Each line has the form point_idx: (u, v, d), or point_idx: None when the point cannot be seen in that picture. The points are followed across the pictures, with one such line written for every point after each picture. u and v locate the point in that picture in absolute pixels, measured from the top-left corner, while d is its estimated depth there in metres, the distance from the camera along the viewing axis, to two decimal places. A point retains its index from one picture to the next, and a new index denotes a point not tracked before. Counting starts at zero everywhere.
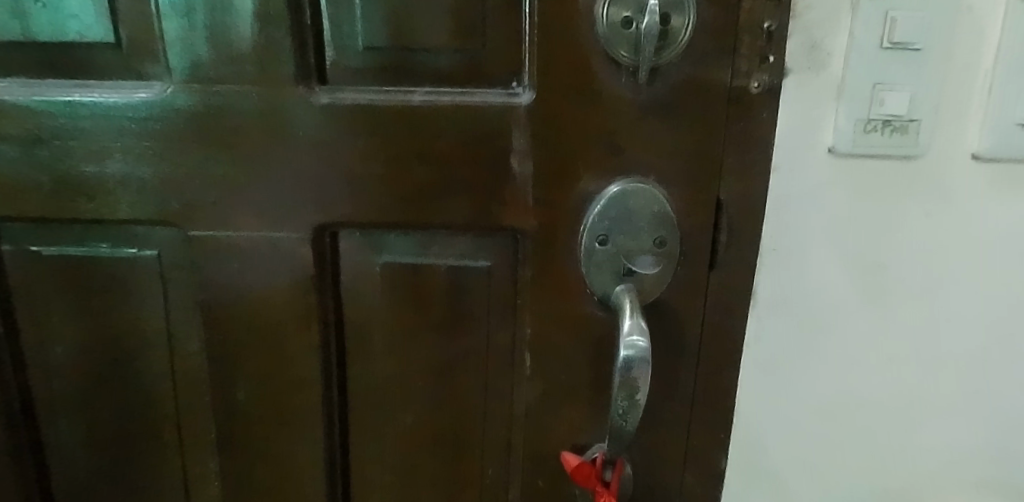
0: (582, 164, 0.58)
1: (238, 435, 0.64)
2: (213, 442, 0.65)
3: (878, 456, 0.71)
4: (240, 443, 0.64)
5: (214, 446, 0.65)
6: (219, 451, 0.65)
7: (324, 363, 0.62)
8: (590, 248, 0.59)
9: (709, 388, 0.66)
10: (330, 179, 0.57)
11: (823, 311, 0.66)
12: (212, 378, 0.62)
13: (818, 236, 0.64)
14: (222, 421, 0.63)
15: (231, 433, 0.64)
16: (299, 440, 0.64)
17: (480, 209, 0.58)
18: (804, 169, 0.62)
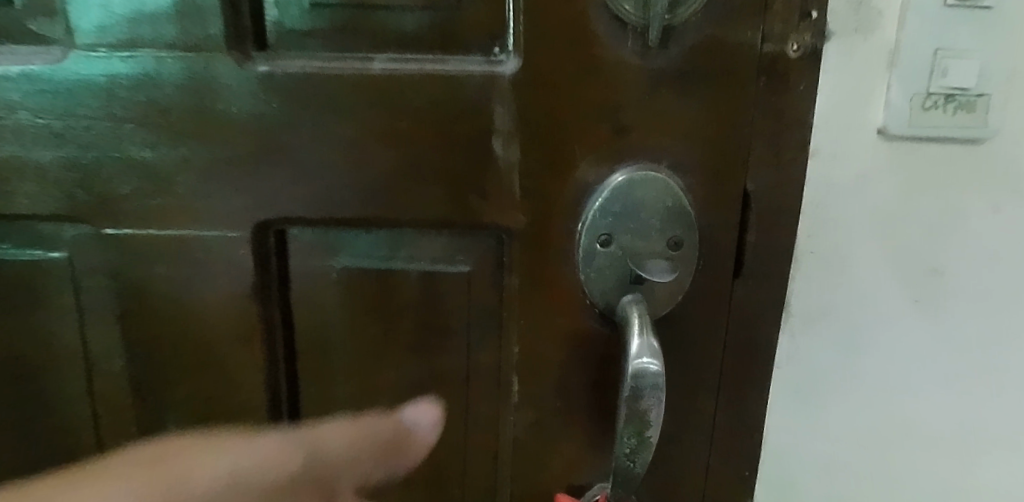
0: (580, 147, 0.47)
1: (171, 471, 0.54)
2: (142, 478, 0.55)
3: (931, 495, 0.60)
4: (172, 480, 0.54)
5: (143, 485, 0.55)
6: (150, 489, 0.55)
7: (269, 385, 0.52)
8: (591, 250, 0.49)
9: (731, 417, 0.56)
10: (272, 166, 0.47)
11: (869, 325, 0.55)
12: (139, 403, 0.53)
13: (864, 236, 0.53)
14: (153, 453, 0.54)
15: (162, 468, 0.54)
16: (242, 476, 0.54)
17: (456, 203, 0.48)
18: (847, 154, 0.51)
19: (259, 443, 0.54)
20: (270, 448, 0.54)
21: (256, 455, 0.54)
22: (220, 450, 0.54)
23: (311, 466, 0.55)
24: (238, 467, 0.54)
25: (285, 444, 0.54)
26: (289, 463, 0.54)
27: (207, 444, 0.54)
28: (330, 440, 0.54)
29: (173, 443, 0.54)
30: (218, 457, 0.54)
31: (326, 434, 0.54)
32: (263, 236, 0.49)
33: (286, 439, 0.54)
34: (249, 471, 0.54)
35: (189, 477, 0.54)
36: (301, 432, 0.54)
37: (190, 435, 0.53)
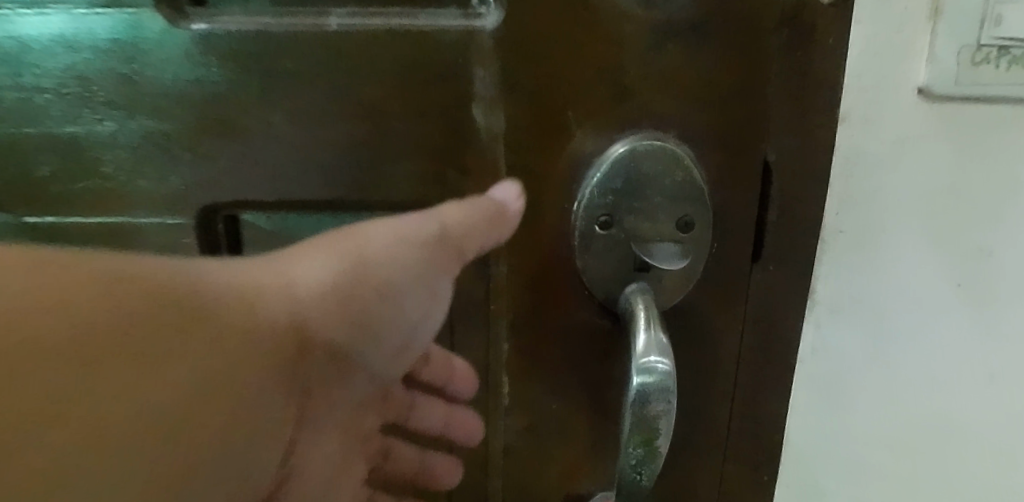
0: (574, 114, 0.41)
1: None
2: None
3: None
4: None
5: None
6: None
7: None
8: (588, 233, 0.42)
9: (748, 417, 0.50)
10: (217, 142, 0.41)
11: (905, 313, 0.49)
12: None
13: (898, 212, 0.46)
14: None
15: None
16: None
17: (432, 182, 0.42)
18: (882, 118, 0.44)
19: (373, 232, 0.38)
20: (317, 267, 0.35)
21: (323, 270, 0.36)
22: (233, 290, 0.31)
23: (343, 298, 0.36)
24: (278, 286, 0.33)
25: (392, 233, 0.38)
26: (338, 296, 0.36)
27: (246, 294, 0.31)
28: (411, 251, 0.38)
29: (194, 267, 0.30)
30: (237, 310, 0.30)
31: (411, 234, 0.38)
32: (209, 221, 0.43)
33: (390, 228, 0.38)
34: (300, 276, 0.34)
35: (263, 289, 0.32)
36: (405, 218, 0.38)
37: (242, 262, 0.33)
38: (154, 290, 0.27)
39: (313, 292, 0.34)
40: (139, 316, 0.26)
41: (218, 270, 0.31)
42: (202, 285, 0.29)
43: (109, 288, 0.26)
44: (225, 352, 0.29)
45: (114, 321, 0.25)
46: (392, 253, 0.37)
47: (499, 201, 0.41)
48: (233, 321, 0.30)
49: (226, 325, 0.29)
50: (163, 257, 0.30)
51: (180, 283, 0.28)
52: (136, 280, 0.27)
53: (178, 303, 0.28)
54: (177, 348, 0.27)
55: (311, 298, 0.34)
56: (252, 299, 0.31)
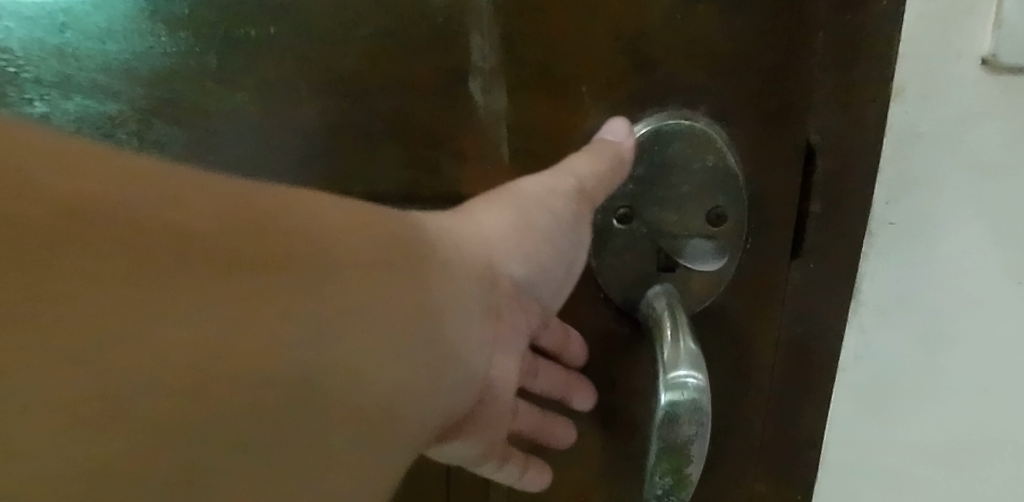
0: (588, 88, 0.35)
1: None
2: None
3: None
4: None
5: None
6: None
7: None
8: (606, 228, 0.38)
9: (781, 432, 0.44)
10: (167, 124, 0.35)
11: (971, 321, 0.41)
12: None
13: (959, 201, 0.39)
14: None
15: None
16: None
17: (424, 168, 0.36)
18: (943, 91, 0.36)
19: (519, 185, 0.35)
20: (492, 219, 0.34)
21: (494, 220, 0.34)
22: (354, 216, 0.26)
23: (513, 255, 0.35)
24: (430, 236, 0.30)
25: (536, 185, 0.35)
26: (508, 251, 0.35)
27: (363, 219, 0.26)
28: (546, 201, 0.34)
29: (328, 228, 0.25)
30: (366, 234, 0.26)
31: (548, 184, 0.35)
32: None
33: (536, 180, 0.35)
34: (468, 226, 0.33)
35: (404, 251, 0.28)
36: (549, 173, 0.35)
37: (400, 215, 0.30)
38: (266, 222, 0.23)
39: (480, 245, 0.33)
40: (265, 250, 0.22)
41: (348, 203, 0.27)
42: (328, 222, 0.25)
43: (247, 219, 0.22)
44: (372, 280, 0.25)
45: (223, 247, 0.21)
46: (531, 205, 0.35)
47: (613, 140, 0.35)
48: (357, 258, 0.25)
49: (370, 258, 0.26)
50: (336, 217, 0.25)
51: (313, 219, 0.25)
52: (282, 227, 0.23)
53: (314, 236, 0.24)
54: (320, 277, 0.24)
55: (485, 249, 0.34)
56: (381, 231, 0.27)
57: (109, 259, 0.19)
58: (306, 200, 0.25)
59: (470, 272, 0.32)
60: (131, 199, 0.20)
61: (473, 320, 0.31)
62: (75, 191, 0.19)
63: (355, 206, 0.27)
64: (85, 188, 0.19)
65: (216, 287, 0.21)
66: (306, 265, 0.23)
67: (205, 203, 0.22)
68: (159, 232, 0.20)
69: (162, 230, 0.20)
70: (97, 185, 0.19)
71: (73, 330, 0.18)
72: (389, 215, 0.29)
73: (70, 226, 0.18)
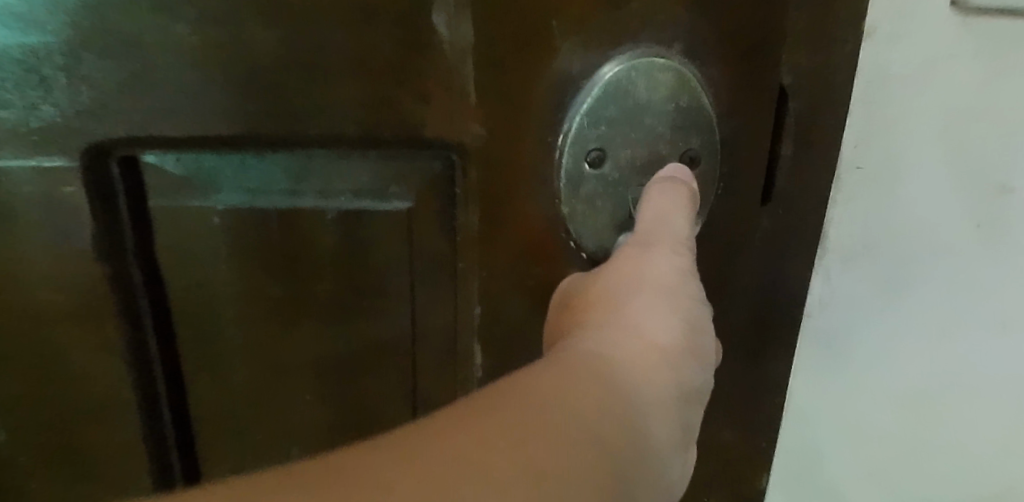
0: (558, 24, 0.32)
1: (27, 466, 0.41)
2: None
3: (993, 464, 0.49)
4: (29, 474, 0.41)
5: None
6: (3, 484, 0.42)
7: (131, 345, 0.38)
8: (576, 174, 0.35)
9: (751, 380, 0.44)
10: (101, 59, 0.31)
11: (921, 263, 0.42)
12: None
13: (922, 144, 0.39)
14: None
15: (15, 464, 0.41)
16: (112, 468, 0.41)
17: (386, 109, 0.34)
18: (911, 32, 0.37)
19: (652, 274, 0.32)
20: (659, 329, 0.31)
21: (667, 329, 0.31)
22: (550, 378, 0.26)
23: (691, 361, 0.31)
24: (618, 368, 0.28)
25: (670, 266, 0.32)
26: (689, 353, 0.31)
27: (554, 379, 0.26)
28: (684, 286, 0.32)
29: (477, 421, 0.23)
30: (570, 381, 0.26)
31: (679, 265, 0.33)
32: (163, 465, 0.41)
33: (664, 262, 0.32)
34: (639, 342, 0.30)
35: (531, 387, 0.25)
36: (666, 252, 0.32)
37: (510, 383, 0.26)
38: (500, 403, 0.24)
39: (671, 360, 0.30)
40: (525, 428, 0.23)
41: (532, 374, 0.26)
42: (485, 422, 0.23)
43: (471, 428, 0.22)
44: (606, 403, 0.26)
45: (488, 437, 0.22)
46: (680, 295, 0.32)
47: (685, 181, 0.35)
48: (519, 408, 0.24)
49: (591, 395, 0.25)
50: (484, 421, 0.23)
51: (521, 395, 0.25)
52: (504, 415, 0.23)
53: (557, 405, 0.24)
54: (576, 422, 0.24)
55: (675, 359, 0.30)
56: (580, 380, 0.26)
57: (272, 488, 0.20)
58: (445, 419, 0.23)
59: (667, 391, 0.29)
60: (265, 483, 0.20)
61: (674, 444, 0.29)
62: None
63: (528, 378, 0.26)
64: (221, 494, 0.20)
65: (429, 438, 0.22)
66: (571, 419, 0.24)
67: (446, 429, 0.22)
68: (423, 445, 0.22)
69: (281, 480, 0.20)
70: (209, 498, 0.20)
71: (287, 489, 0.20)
72: (570, 367, 0.27)
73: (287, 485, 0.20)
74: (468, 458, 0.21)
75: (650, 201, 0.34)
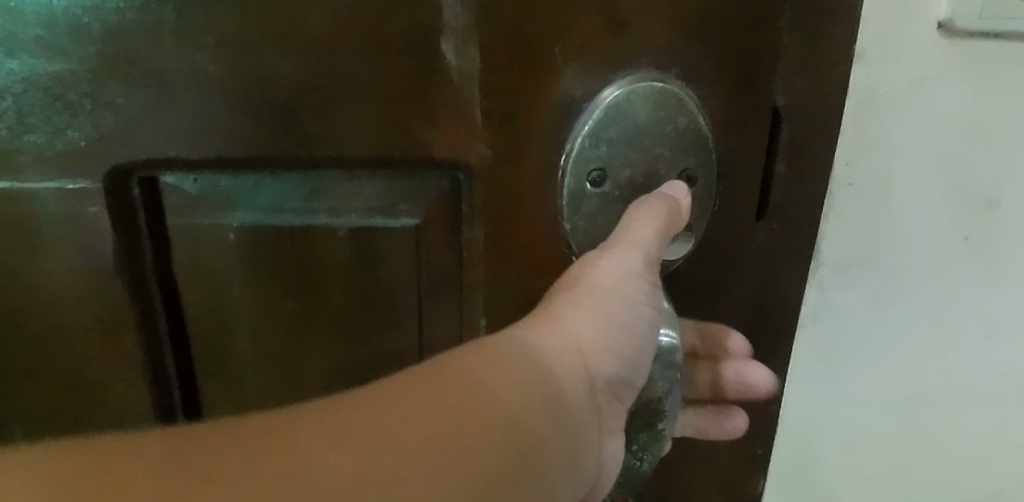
0: (561, 50, 0.34)
1: None
2: None
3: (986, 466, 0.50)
4: None
5: None
6: None
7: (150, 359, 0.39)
8: (577, 192, 0.36)
9: (747, 389, 0.45)
10: (125, 85, 0.32)
11: (913, 274, 0.44)
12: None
13: (912, 160, 0.41)
14: None
15: None
16: None
17: (395, 131, 0.35)
18: (899, 55, 0.38)
19: (599, 276, 0.35)
20: (586, 326, 0.35)
21: (594, 327, 0.35)
22: (485, 361, 0.30)
23: (607, 356, 0.35)
24: (539, 357, 0.32)
25: (621, 275, 0.34)
26: (608, 350, 0.35)
27: (487, 363, 0.30)
28: (628, 290, 0.35)
29: (409, 407, 0.26)
30: (503, 369, 0.30)
31: (630, 272, 0.35)
32: None
33: (610, 268, 0.34)
34: (565, 337, 0.34)
35: (459, 370, 0.29)
36: (614, 258, 0.34)
37: (444, 359, 0.29)
38: (433, 386, 0.27)
39: (584, 354, 0.34)
40: (448, 410, 0.27)
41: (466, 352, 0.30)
42: (412, 406, 0.26)
43: (400, 413, 0.26)
44: (524, 393, 0.30)
45: (412, 427, 0.26)
46: (619, 296, 0.35)
47: (680, 200, 0.36)
48: (441, 391, 0.27)
49: (514, 384, 0.29)
50: (415, 409, 0.26)
51: (453, 379, 0.28)
52: (432, 400, 0.27)
53: (481, 389, 0.28)
54: (484, 413, 0.28)
55: (592, 354, 0.34)
56: (507, 371, 0.30)
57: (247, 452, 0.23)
58: (384, 395, 0.27)
59: (581, 380, 0.33)
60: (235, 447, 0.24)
61: (585, 426, 0.33)
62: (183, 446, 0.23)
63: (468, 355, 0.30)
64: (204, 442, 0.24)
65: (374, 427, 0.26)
66: (484, 418, 0.28)
67: (380, 405, 0.26)
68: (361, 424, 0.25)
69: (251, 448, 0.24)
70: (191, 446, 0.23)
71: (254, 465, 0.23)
72: (504, 353, 0.31)
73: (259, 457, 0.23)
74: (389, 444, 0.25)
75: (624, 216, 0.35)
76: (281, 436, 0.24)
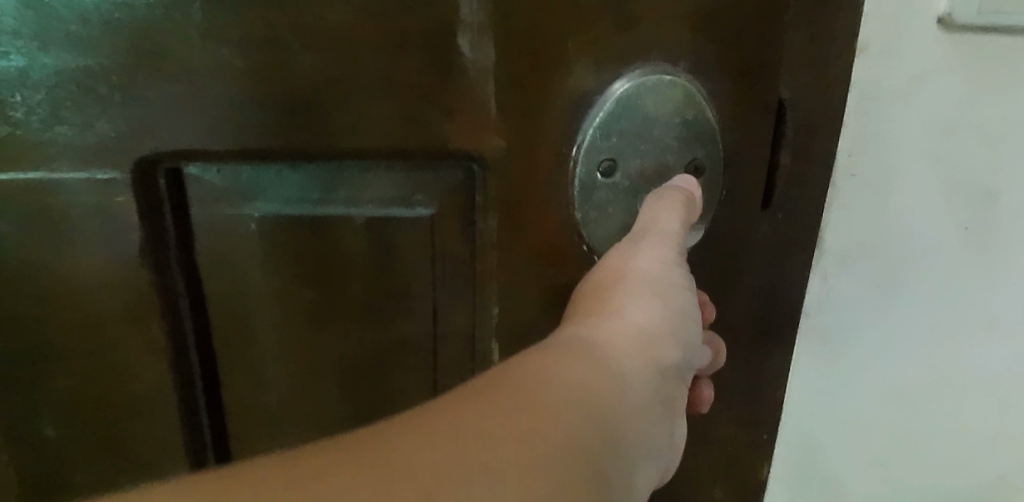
0: (575, 46, 0.35)
1: (70, 463, 0.44)
2: (31, 468, 0.44)
3: (986, 451, 0.52)
4: (71, 470, 0.44)
5: (30, 474, 0.44)
6: (46, 479, 0.44)
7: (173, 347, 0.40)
8: (589, 182, 0.37)
9: (753, 376, 0.46)
10: (154, 79, 0.34)
11: (915, 265, 0.45)
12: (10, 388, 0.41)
13: (914, 153, 0.42)
14: (44, 448, 0.43)
15: (57, 460, 0.44)
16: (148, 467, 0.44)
17: (414, 124, 0.36)
18: (901, 49, 0.39)
19: (640, 267, 0.36)
20: (638, 316, 0.37)
21: (645, 314, 0.37)
22: (547, 359, 0.32)
23: (666, 342, 0.37)
24: (597, 356, 0.33)
25: (660, 261, 0.36)
26: (665, 338, 0.37)
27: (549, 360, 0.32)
28: (672, 277, 0.37)
29: (487, 408, 0.28)
30: (566, 362, 0.32)
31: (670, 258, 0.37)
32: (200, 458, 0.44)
33: (649, 259, 0.36)
34: (619, 328, 0.36)
35: (525, 379, 0.30)
36: (651, 247, 0.36)
37: (506, 371, 0.31)
38: (504, 390, 0.29)
39: (642, 344, 0.36)
40: (521, 401, 0.29)
41: (526, 362, 0.31)
42: (489, 408, 0.28)
43: (480, 413, 0.28)
44: (592, 380, 0.32)
45: (495, 424, 0.27)
46: (665, 282, 0.37)
47: (688, 190, 0.37)
48: (512, 394, 0.29)
49: (580, 373, 0.31)
50: (491, 406, 0.28)
51: (518, 385, 0.30)
52: (506, 400, 0.29)
53: (552, 383, 0.30)
54: (558, 408, 0.29)
55: (649, 344, 0.36)
56: (568, 370, 0.31)
57: (363, 464, 0.24)
58: (463, 404, 0.28)
59: (645, 369, 0.35)
60: (349, 465, 0.24)
61: (652, 414, 0.35)
62: (298, 472, 0.24)
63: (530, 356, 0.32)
64: (318, 464, 0.24)
65: (460, 422, 0.27)
66: (559, 412, 0.29)
67: (463, 413, 0.28)
68: (452, 428, 0.27)
69: (361, 459, 0.24)
70: (313, 468, 0.24)
71: (376, 470, 0.24)
72: (565, 350, 0.33)
73: (369, 464, 0.24)
74: (482, 441, 0.26)
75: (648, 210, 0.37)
76: (387, 446, 0.25)
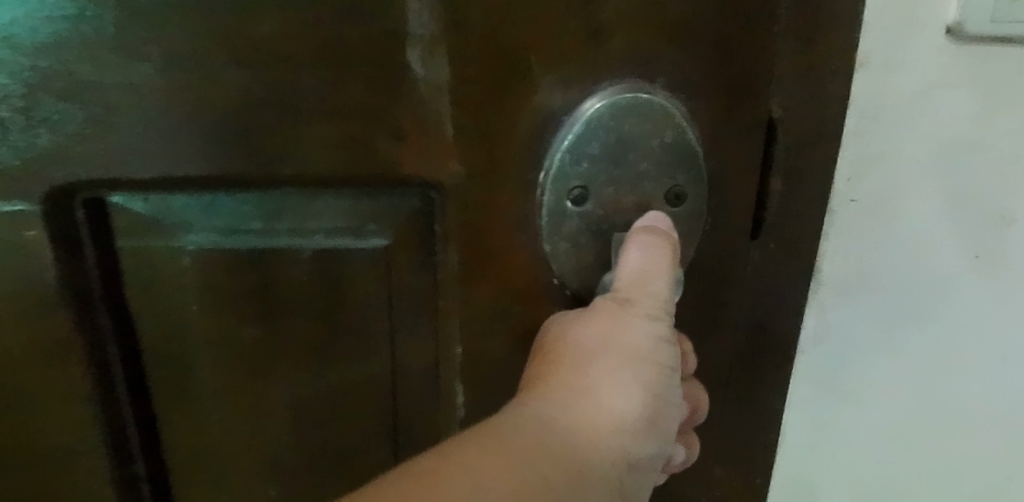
0: (538, 61, 0.31)
1: None
2: None
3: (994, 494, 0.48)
4: None
5: None
6: None
7: (100, 390, 0.37)
8: (558, 211, 0.33)
9: (744, 416, 0.43)
10: (62, 101, 0.30)
11: (919, 296, 0.41)
12: None
13: (918, 176, 0.38)
14: None
15: None
16: None
17: (361, 148, 0.32)
18: (906, 64, 0.35)
19: (625, 337, 0.32)
20: (620, 399, 0.32)
21: (626, 399, 0.32)
22: (504, 448, 0.28)
23: (644, 430, 0.32)
24: (568, 439, 0.30)
25: (646, 332, 0.33)
26: (644, 425, 0.32)
27: (519, 452, 0.28)
28: (655, 354, 0.33)
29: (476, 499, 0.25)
30: (536, 457, 0.28)
31: (656, 330, 0.33)
32: None
33: (636, 328, 0.32)
34: (594, 411, 0.31)
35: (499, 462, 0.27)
36: (639, 319, 0.32)
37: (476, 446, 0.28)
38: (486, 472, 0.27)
39: (619, 432, 0.31)
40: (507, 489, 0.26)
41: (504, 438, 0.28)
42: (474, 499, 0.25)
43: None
44: (549, 483, 0.28)
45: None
46: (649, 361, 0.32)
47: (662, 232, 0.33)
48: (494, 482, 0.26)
49: (551, 467, 0.28)
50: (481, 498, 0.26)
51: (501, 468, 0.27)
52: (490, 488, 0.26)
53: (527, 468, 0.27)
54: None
55: (627, 433, 0.31)
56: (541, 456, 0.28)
57: None
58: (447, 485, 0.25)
59: (613, 465, 0.31)
60: None
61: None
62: None
63: (499, 443, 0.28)
64: None
65: None
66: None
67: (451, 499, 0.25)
68: None
69: None
70: None
71: None
72: (537, 439, 0.29)
73: None
74: None
75: (630, 258, 0.32)
76: None
